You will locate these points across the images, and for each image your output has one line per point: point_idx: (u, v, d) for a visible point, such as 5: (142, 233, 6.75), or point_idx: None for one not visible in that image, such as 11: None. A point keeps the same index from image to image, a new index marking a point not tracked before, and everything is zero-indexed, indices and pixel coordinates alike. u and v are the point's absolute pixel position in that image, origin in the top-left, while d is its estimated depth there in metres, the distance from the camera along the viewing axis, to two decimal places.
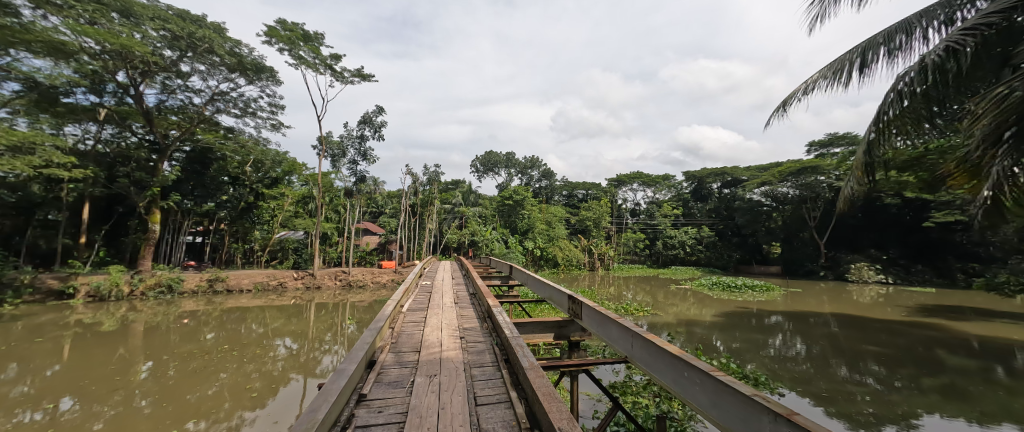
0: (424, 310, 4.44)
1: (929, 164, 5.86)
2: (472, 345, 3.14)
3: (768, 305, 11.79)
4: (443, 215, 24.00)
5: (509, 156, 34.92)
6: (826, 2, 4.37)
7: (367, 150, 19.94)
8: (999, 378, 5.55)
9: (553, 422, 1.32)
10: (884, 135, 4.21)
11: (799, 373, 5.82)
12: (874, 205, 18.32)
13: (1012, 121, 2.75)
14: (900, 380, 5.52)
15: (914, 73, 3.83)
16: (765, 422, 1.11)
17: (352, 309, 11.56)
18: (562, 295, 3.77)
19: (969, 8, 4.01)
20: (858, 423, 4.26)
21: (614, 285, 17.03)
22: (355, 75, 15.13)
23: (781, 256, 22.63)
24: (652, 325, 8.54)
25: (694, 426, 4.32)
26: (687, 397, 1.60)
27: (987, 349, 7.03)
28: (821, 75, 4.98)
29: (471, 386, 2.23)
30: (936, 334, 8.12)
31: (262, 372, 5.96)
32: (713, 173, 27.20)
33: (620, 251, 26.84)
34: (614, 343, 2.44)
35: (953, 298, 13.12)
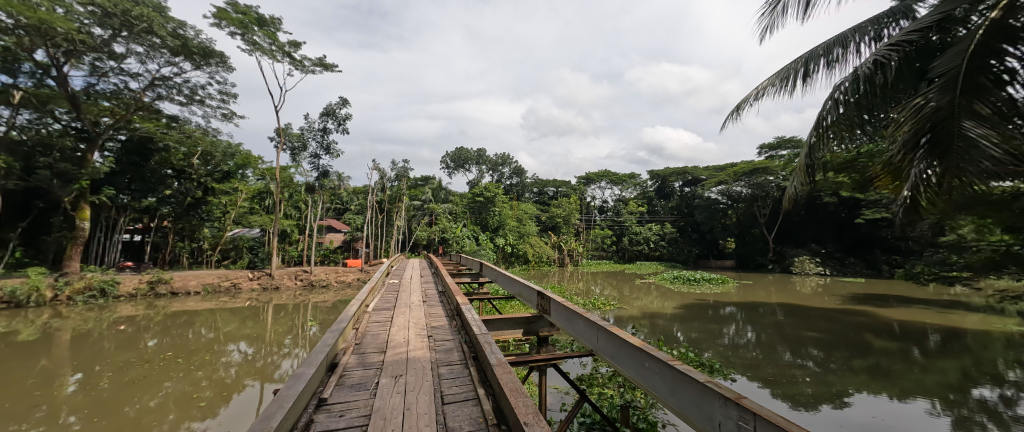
0: (391, 310, 4.31)
1: (860, 167, 6.47)
2: (440, 344, 3.11)
3: (723, 297, 12.55)
4: (413, 211, 23.51)
5: (480, 152, 34.64)
6: (775, 13, 4.67)
7: (330, 143, 19.02)
8: (915, 357, 6.26)
9: (519, 417, 1.34)
10: (823, 139, 4.58)
11: (749, 359, 6.26)
12: (815, 203, 20.04)
13: (926, 129, 3.12)
14: (835, 363, 6.08)
15: (848, 83, 4.21)
16: (717, 407, 1.19)
17: (314, 310, 11.07)
18: (532, 291, 3.80)
19: (894, 26, 4.45)
20: (799, 403, 4.65)
21: (582, 280, 17.42)
22: (316, 64, 14.40)
23: (735, 250, 24.17)
24: (618, 319, 8.86)
25: (655, 413, 4.54)
26: (647, 387, 1.68)
27: (906, 331, 7.92)
28: (770, 82, 5.33)
29: (438, 385, 2.20)
30: (865, 319, 9.04)
31: (212, 379, 5.57)
32: (676, 172, 28.42)
33: (588, 247, 27.51)
34: (581, 337, 2.50)
35: (879, 287, 14.66)
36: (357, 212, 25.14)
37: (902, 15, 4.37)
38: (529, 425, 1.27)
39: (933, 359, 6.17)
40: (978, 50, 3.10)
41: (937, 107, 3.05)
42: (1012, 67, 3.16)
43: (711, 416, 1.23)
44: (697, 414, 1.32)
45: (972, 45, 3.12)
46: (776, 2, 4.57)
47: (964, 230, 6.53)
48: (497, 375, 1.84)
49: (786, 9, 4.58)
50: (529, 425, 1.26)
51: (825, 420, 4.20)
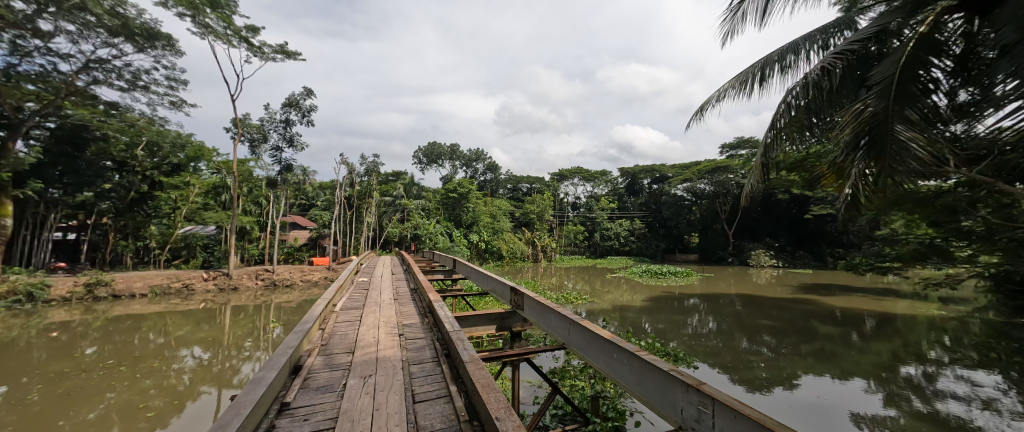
0: (361, 309, 4.19)
1: (809, 166, 6.98)
2: (412, 342, 3.05)
3: (688, 289, 13.16)
4: (384, 208, 22.94)
5: (454, 148, 34.12)
6: (735, 19, 4.91)
7: (294, 135, 18.08)
8: (853, 341, 6.89)
9: (490, 412, 1.34)
10: (777, 139, 4.88)
11: (710, 348, 6.61)
12: (770, 200, 21.43)
13: (865, 131, 3.40)
14: (786, 348, 6.55)
15: (798, 88, 4.51)
16: (679, 393, 1.27)
17: (277, 310, 10.56)
18: (505, 287, 3.82)
19: (839, 36, 4.81)
20: (754, 386, 4.98)
21: (555, 275, 17.67)
22: (277, 51, 13.62)
23: (698, 245, 25.42)
24: (590, 312, 9.10)
25: (623, 402, 4.71)
26: (616, 377, 1.73)
27: (846, 317, 8.69)
28: (731, 85, 5.61)
29: (409, 384, 2.16)
30: (812, 307, 9.82)
31: (162, 387, 5.19)
32: (645, 170, 29.32)
33: (561, 243, 27.89)
34: (553, 331, 2.54)
35: (824, 277, 15.95)
36: (323, 208, 24.12)
37: (845, 26, 4.73)
38: (501, 419, 1.28)
39: (869, 342, 6.80)
40: (910, 62, 3.41)
41: (874, 112, 3.34)
42: (934, 77, 3.53)
43: (675, 403, 1.30)
44: (663, 401, 1.38)
45: (902, 56, 3.44)
46: (736, 8, 4.81)
47: (896, 225, 7.21)
48: (469, 371, 1.84)
49: (745, 15, 4.82)
50: (501, 420, 1.27)
51: (777, 401, 4.52)
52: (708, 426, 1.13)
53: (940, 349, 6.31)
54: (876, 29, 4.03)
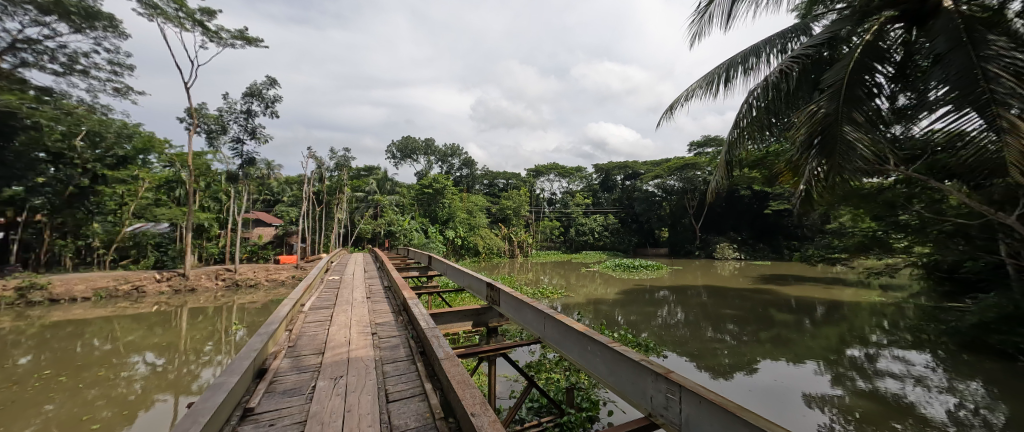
0: (331, 308, 4.04)
1: (768, 164, 7.40)
2: (385, 341, 2.99)
3: (658, 282, 13.64)
4: (355, 203, 22.28)
5: (428, 142, 33.46)
6: (702, 21, 5.09)
7: (256, 127, 17.09)
8: (806, 327, 7.42)
9: (466, 408, 1.34)
10: (740, 138, 5.14)
11: (679, 337, 6.89)
12: (734, 196, 22.57)
13: (818, 131, 3.63)
14: (747, 335, 6.94)
15: (759, 90, 4.75)
16: (649, 382, 1.32)
17: (241, 312, 10.03)
18: (481, 282, 3.81)
19: (796, 41, 5.10)
20: (718, 373, 5.25)
21: (531, 270, 17.79)
22: (237, 36, 12.79)
23: (668, 239, 26.42)
24: (565, 306, 9.27)
25: (597, 393, 4.84)
26: (589, 368, 1.78)
27: (800, 305, 9.34)
28: (698, 85, 5.83)
29: (382, 383, 2.12)
30: (770, 296, 10.49)
31: (110, 397, 4.81)
32: (619, 166, 29.95)
33: (538, 238, 28.09)
34: (529, 325, 2.57)
35: (781, 268, 17.06)
36: (290, 204, 23.04)
37: (801, 32, 5.02)
38: (476, 415, 1.28)
39: (820, 328, 7.33)
40: (858, 67, 3.67)
41: (827, 113, 3.57)
42: (878, 83, 3.82)
43: (645, 391, 1.35)
44: (634, 390, 1.43)
45: (851, 61, 3.70)
46: (703, 11, 4.98)
47: (844, 219, 7.80)
48: (444, 369, 1.82)
49: (712, 18, 5.00)
50: (476, 416, 1.26)
51: (738, 386, 4.79)
52: (675, 413, 1.19)
53: (879, 332, 6.91)
54: (828, 36, 4.31)
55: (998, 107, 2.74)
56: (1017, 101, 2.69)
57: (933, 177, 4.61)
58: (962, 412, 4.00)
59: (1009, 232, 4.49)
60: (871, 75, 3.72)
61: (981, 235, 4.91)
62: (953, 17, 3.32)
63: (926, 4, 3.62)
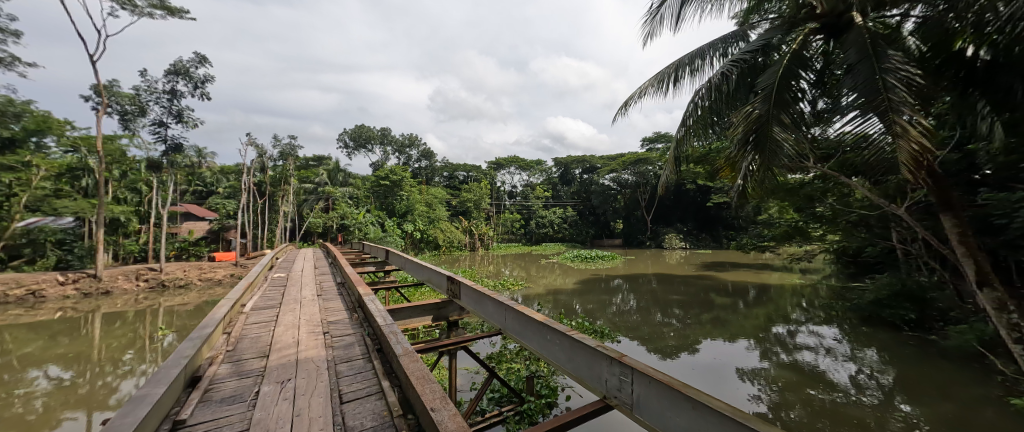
0: (277, 308, 3.76)
1: (711, 159, 8.02)
2: (338, 339, 2.84)
3: (613, 271, 14.30)
4: (304, 195, 21.05)
5: (384, 132, 31.94)
6: (654, 21, 5.31)
7: (183, 109, 15.23)
8: (740, 308, 8.23)
9: (425, 404, 1.31)
10: (686, 136, 5.49)
11: (631, 323, 7.31)
12: (681, 190, 24.18)
13: (753, 129, 3.97)
14: (690, 318, 7.55)
15: (704, 90, 5.08)
16: (604, 366, 1.39)
17: (169, 315, 9.03)
18: (441, 276, 3.74)
19: (735, 46, 5.49)
20: (665, 353, 5.67)
21: (492, 263, 17.81)
22: (156, 6, 11.27)
23: (622, 230, 27.76)
24: (525, 298, 9.44)
25: (556, 380, 5.01)
26: (549, 357, 1.82)
27: (735, 289, 10.31)
28: (650, 83, 6.11)
29: (335, 384, 2.02)
30: (711, 282, 11.47)
31: (2, 419, 4.15)
32: (577, 160, 30.74)
33: (499, 231, 28.06)
34: (490, 317, 2.58)
35: (720, 256, 18.66)
36: (226, 195, 20.96)
37: (740, 38, 5.42)
38: (436, 410, 1.26)
39: (751, 309, 8.15)
40: (787, 73, 4.06)
41: (761, 114, 3.93)
42: (802, 88, 4.26)
43: (600, 375, 1.43)
44: (590, 374, 1.50)
45: (780, 67, 4.08)
46: (655, 12, 5.21)
47: (773, 210, 8.68)
48: (403, 365, 1.78)
49: (662, 20, 5.25)
50: (436, 411, 1.25)
51: (682, 365, 5.19)
52: (628, 394, 1.27)
53: (799, 310, 7.85)
54: (762, 43, 4.70)
55: (894, 114, 3.18)
56: (908, 110, 3.15)
57: (843, 173, 5.26)
58: (861, 376, 4.67)
59: (898, 221, 5.29)
60: (797, 81, 4.14)
61: (878, 224, 5.72)
62: (862, 32, 3.79)
63: (841, 18, 4.09)
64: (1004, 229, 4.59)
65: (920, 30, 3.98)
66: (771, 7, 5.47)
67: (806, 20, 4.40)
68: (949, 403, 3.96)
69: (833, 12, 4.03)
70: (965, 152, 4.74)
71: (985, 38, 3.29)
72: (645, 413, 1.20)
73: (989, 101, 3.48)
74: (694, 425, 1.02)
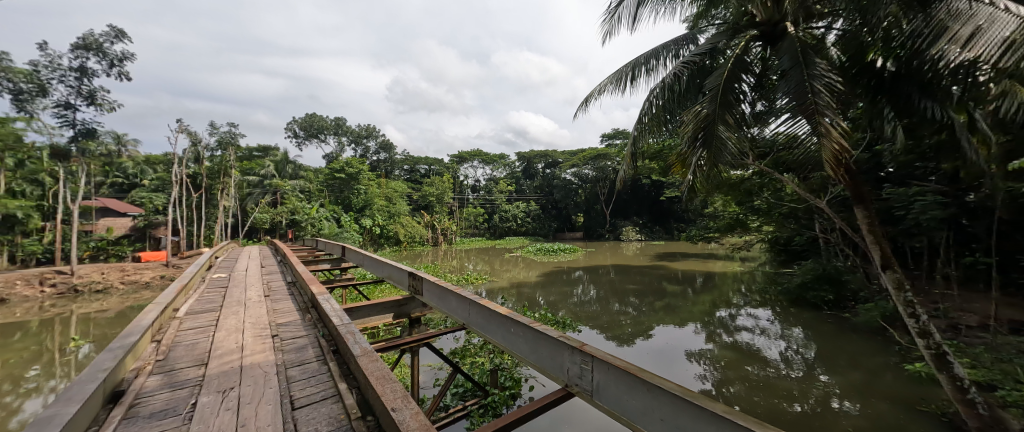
0: (217, 311, 3.43)
1: (664, 155, 8.48)
2: (289, 342, 2.66)
3: (574, 263, 14.67)
4: (248, 189, 19.53)
5: (338, 121, 30.09)
6: (611, 20, 5.47)
7: (95, 90, 13.33)
8: (689, 295, 8.86)
9: (386, 404, 1.27)
10: (643, 133, 5.74)
11: (591, 312, 7.59)
12: (637, 185, 25.39)
13: (702, 128, 4.25)
14: (645, 306, 8.01)
15: (658, 90, 5.34)
16: (567, 356, 1.43)
17: (84, 324, 7.96)
18: (402, 272, 3.63)
19: (686, 48, 5.79)
20: (622, 340, 5.97)
21: (455, 258, 17.59)
22: None
23: (583, 224, 28.61)
24: (489, 291, 9.46)
25: (520, 371, 5.09)
26: (512, 349, 1.84)
27: (685, 277, 11.06)
28: (609, 81, 6.29)
29: (286, 390, 1.89)
30: (664, 271, 12.22)
31: None
32: (539, 155, 31.10)
33: (462, 226, 27.66)
34: (453, 313, 2.55)
35: (672, 247, 19.89)
36: (154, 188, 18.74)
37: (690, 41, 5.72)
38: (397, 410, 1.22)
39: (699, 295, 8.77)
40: (730, 77, 4.37)
41: (708, 114, 4.20)
42: (743, 91, 4.60)
43: (562, 364, 1.47)
44: (552, 364, 1.53)
45: (726, 70, 4.37)
46: (613, 11, 5.36)
47: (718, 204, 9.38)
48: (361, 366, 1.70)
49: (620, 19, 5.42)
50: (397, 410, 1.21)
51: (638, 350, 5.49)
52: (589, 381, 1.32)
53: (739, 295, 8.60)
54: (710, 46, 4.99)
55: (819, 116, 3.54)
56: (830, 113, 3.52)
57: (777, 170, 5.80)
58: (789, 352, 5.24)
59: (821, 213, 5.96)
60: (739, 84, 4.47)
61: (804, 216, 6.41)
62: (794, 41, 4.15)
63: (777, 27, 4.45)
64: (901, 220, 5.34)
65: (840, 41, 4.45)
66: (717, 14, 5.83)
67: (748, 27, 4.74)
68: (858, 371, 4.56)
69: (770, 21, 4.38)
70: (873, 152, 5.44)
71: (890, 52, 3.74)
72: (605, 399, 1.26)
73: (892, 107, 4.00)
74: (651, 407, 1.09)
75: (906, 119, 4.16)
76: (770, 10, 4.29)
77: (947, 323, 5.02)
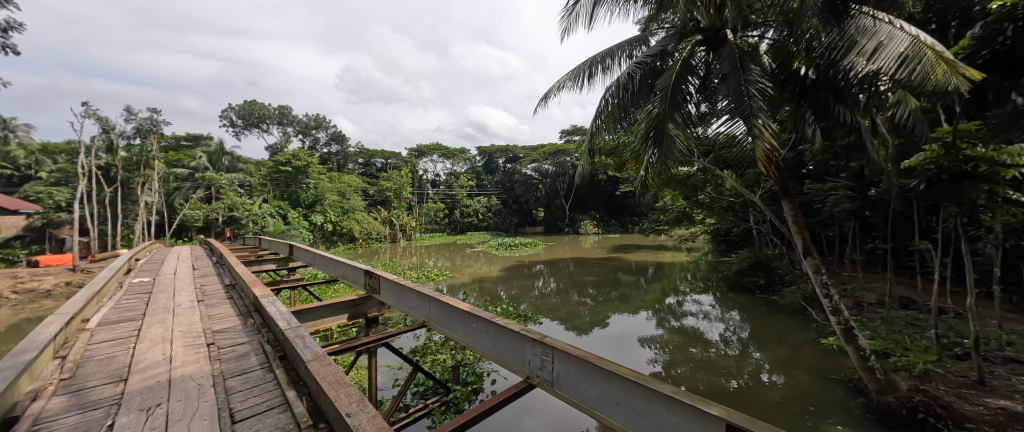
0: (140, 320, 3.05)
1: (618, 152, 8.87)
2: (228, 350, 2.43)
3: (535, 257, 14.91)
4: (176, 183, 17.49)
5: (283, 109, 27.83)
6: (569, 17, 5.56)
7: None
8: (642, 284, 9.40)
9: (340, 410, 1.21)
10: (599, 130, 5.94)
11: (551, 304, 7.79)
12: (594, 180, 26.30)
13: (653, 127, 4.50)
14: (601, 296, 8.39)
15: (613, 89, 5.55)
16: (528, 348, 1.45)
17: None
18: (357, 271, 3.46)
19: (638, 49, 6.04)
20: (581, 330, 6.20)
21: (415, 255, 17.16)
22: None
23: (543, 219, 29.12)
24: (450, 288, 9.37)
25: (482, 366, 5.09)
26: (473, 344, 1.83)
27: (638, 268, 11.70)
28: (567, 78, 6.41)
29: (225, 403, 1.73)
30: (619, 262, 12.84)
31: None
32: (500, 150, 31.07)
33: (422, 221, 26.91)
34: (412, 311, 2.48)
35: (627, 239, 20.92)
36: (53, 182, 16.11)
37: (642, 42, 5.97)
38: (352, 414, 1.16)
39: (650, 284, 9.31)
40: (679, 78, 4.64)
41: (658, 114, 4.46)
42: (690, 92, 4.90)
43: (524, 356, 1.48)
44: (514, 357, 1.55)
45: (674, 72, 4.63)
46: (571, 9, 5.44)
47: (667, 198, 10.01)
48: (312, 371, 1.60)
49: (577, 17, 5.53)
50: (352, 415, 1.16)
51: (596, 339, 5.71)
52: (549, 371, 1.35)
53: (686, 283, 9.29)
54: (660, 48, 5.25)
55: (753, 118, 3.88)
56: (762, 116, 3.87)
57: (718, 167, 6.28)
58: (728, 333, 5.75)
59: (754, 207, 6.58)
60: (686, 86, 4.75)
61: (741, 209, 7.04)
62: (734, 48, 4.48)
63: (718, 34, 4.79)
64: (818, 212, 6.05)
65: (771, 50, 4.88)
66: (666, 18, 6.14)
67: (693, 32, 5.05)
68: (784, 347, 5.12)
69: (713, 28, 4.71)
70: (797, 152, 6.10)
71: (811, 62, 4.18)
72: (564, 388, 1.30)
73: (813, 111, 4.48)
74: (608, 391, 1.15)
75: (824, 122, 4.69)
76: (712, 17, 4.60)
77: (853, 301, 5.78)
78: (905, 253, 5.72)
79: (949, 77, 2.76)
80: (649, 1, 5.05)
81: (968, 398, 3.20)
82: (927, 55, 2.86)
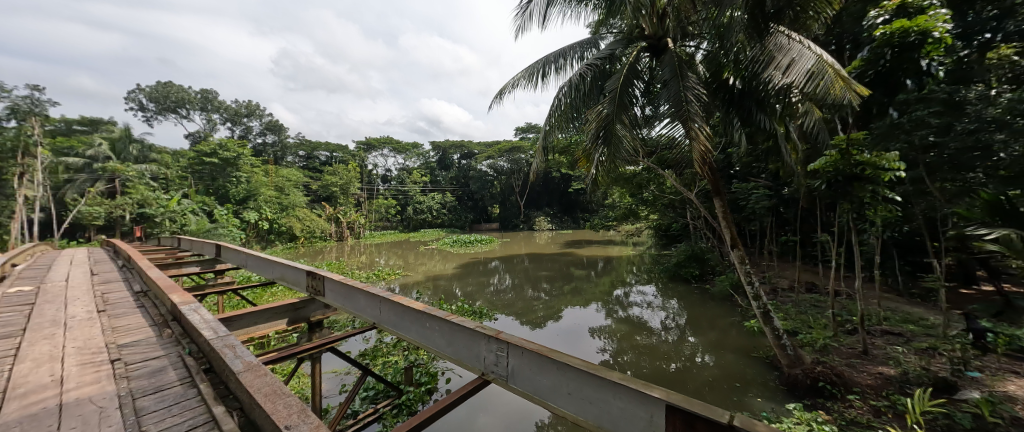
0: (18, 337, 2.56)
1: (571, 150, 9.16)
2: (137, 367, 2.13)
3: (490, 254, 14.91)
4: (67, 175, 14.82)
5: (207, 94, 24.80)
6: (523, 15, 5.60)
7: None
8: (592, 277, 9.83)
9: (278, 421, 1.12)
10: (551, 129, 6.08)
11: (507, 300, 7.87)
12: (548, 177, 27.16)
13: (602, 127, 4.70)
14: (555, 290, 8.65)
15: (564, 89, 5.71)
16: (483, 345, 1.44)
17: None
18: (298, 271, 3.20)
19: (589, 51, 6.26)
20: (536, 323, 6.34)
21: (364, 253, 16.32)
22: None
23: (498, 215, 29.17)
24: (403, 287, 9.06)
25: (436, 365, 5.00)
26: (426, 343, 1.79)
27: (588, 262, 12.21)
28: (521, 76, 6.46)
29: (136, 426, 1.52)
30: (571, 257, 13.30)
31: None
32: (455, 146, 30.48)
33: (372, 219, 25.65)
34: (360, 312, 2.35)
35: (578, 235, 21.72)
36: None
37: (593, 44, 6.19)
38: (291, 427, 1.07)
39: (600, 277, 9.77)
40: (627, 81, 4.89)
41: (608, 115, 4.66)
42: (636, 95, 5.19)
43: (478, 354, 1.48)
44: (468, 355, 1.53)
45: (622, 75, 4.87)
46: (525, 7, 5.48)
47: (614, 195, 10.53)
48: (243, 383, 1.45)
49: (531, 16, 5.58)
50: (292, 427, 1.07)
51: (550, 332, 5.86)
52: (504, 366, 1.36)
53: (632, 275, 9.89)
54: (609, 52, 5.51)
55: (690, 122, 4.22)
56: (698, 120, 4.21)
57: (660, 167, 6.74)
58: (669, 320, 6.23)
59: (691, 204, 7.18)
60: (632, 89, 5.03)
61: (680, 206, 7.65)
62: (674, 55, 4.83)
63: (661, 42, 5.13)
64: (743, 209, 6.77)
65: (704, 59, 5.33)
66: (615, 24, 6.42)
67: (639, 39, 5.34)
68: (716, 330, 5.67)
69: (656, 35, 5.05)
70: (726, 154, 6.75)
71: (738, 72, 4.64)
72: (519, 382, 1.31)
73: (740, 118, 4.97)
74: (561, 382, 1.19)
75: (748, 128, 5.23)
76: (654, 26, 4.94)
77: (770, 287, 6.56)
78: (811, 244, 6.62)
79: (845, 92, 3.24)
80: (599, 6, 5.26)
81: (856, 366, 3.79)
82: (828, 72, 3.31)
